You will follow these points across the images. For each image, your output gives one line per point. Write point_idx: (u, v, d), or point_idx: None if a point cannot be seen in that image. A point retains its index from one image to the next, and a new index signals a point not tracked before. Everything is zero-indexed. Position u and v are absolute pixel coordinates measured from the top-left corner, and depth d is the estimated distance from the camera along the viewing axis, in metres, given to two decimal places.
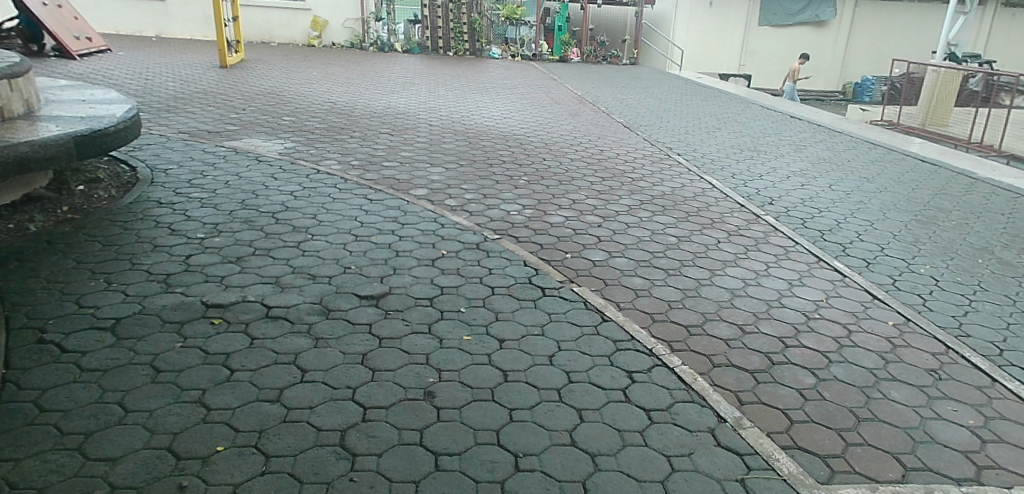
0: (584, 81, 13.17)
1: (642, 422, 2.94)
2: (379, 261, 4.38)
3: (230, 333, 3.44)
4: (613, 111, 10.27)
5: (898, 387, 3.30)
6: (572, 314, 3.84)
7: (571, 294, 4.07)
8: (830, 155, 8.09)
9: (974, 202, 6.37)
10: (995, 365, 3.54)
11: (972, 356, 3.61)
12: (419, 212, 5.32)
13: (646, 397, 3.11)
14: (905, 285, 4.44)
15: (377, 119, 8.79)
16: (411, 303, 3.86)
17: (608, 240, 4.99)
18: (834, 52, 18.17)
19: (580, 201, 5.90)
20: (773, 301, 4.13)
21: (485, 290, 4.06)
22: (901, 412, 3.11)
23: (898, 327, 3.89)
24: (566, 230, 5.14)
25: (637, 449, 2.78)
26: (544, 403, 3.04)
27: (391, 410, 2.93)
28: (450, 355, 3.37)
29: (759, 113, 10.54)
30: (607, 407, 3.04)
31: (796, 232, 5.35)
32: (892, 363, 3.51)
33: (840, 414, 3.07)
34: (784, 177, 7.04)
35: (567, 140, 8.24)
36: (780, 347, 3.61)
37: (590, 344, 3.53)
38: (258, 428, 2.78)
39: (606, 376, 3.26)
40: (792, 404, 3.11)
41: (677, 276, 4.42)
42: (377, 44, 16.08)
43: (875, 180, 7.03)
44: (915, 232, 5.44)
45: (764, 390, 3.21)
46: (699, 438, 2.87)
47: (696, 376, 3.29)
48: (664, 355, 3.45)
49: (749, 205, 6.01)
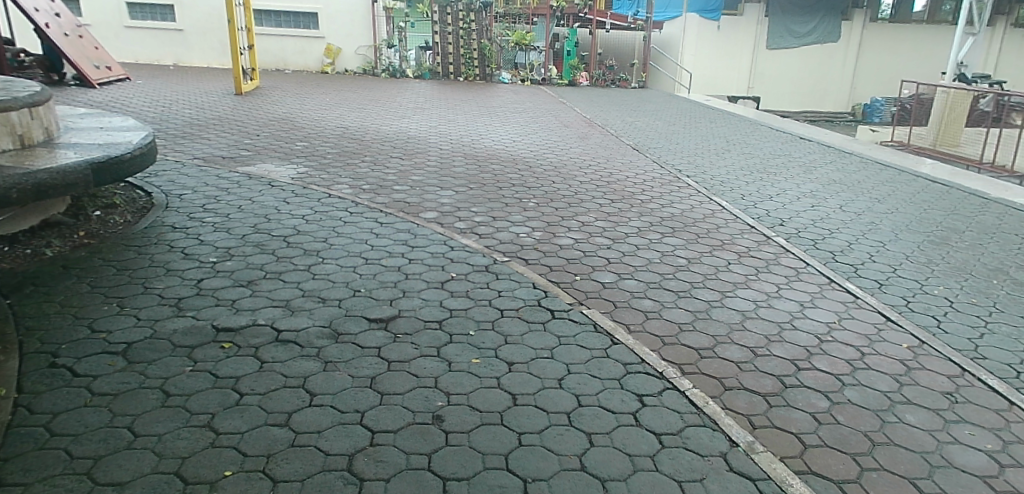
0: (593, 105, 13.25)
1: (652, 446, 2.91)
2: (388, 284, 4.39)
3: (240, 356, 3.45)
4: (622, 133, 10.31)
5: (914, 411, 3.25)
6: (581, 336, 3.82)
7: (580, 316, 4.06)
8: (840, 175, 8.07)
9: (988, 222, 6.32)
10: (1013, 388, 3.48)
11: (989, 378, 3.55)
12: (429, 235, 5.35)
13: (657, 421, 3.08)
14: (919, 306, 4.39)
15: (387, 143, 8.88)
16: (419, 325, 3.86)
17: (618, 262, 4.98)
18: (844, 73, 18.16)
19: (589, 223, 5.91)
20: (785, 323, 4.10)
21: (495, 313, 4.05)
22: (918, 436, 3.06)
23: (912, 349, 3.83)
24: (575, 252, 5.14)
25: (648, 475, 2.74)
26: (553, 427, 3.02)
27: (399, 434, 2.91)
28: (459, 378, 3.36)
29: (768, 135, 10.55)
30: (616, 431, 3.01)
31: (806, 253, 5.33)
32: (906, 385, 3.46)
33: (854, 438, 3.02)
34: (794, 198, 7.03)
35: (577, 163, 8.28)
36: (792, 369, 3.57)
37: (600, 367, 3.51)
38: (266, 452, 2.77)
39: (615, 400, 3.24)
40: (805, 428, 3.07)
41: (687, 298, 4.40)
42: (389, 70, 16.29)
43: (886, 200, 7.00)
44: (927, 253, 5.40)
45: (777, 414, 3.17)
46: (711, 463, 2.83)
47: (708, 399, 3.26)
48: (675, 378, 3.43)
49: (759, 226, 6.00)
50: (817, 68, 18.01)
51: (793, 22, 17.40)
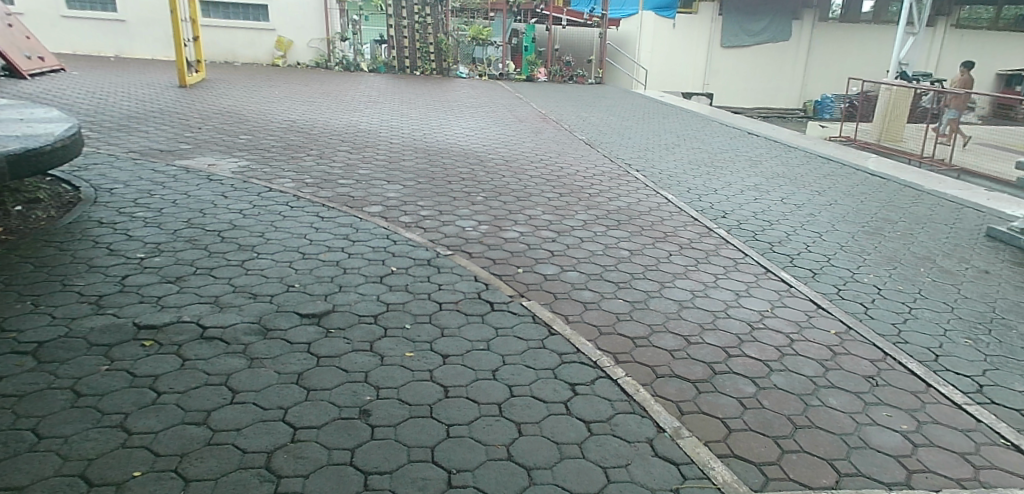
0: (549, 100, 13.34)
1: (580, 434, 2.98)
2: (325, 279, 4.36)
3: (160, 354, 3.37)
4: (575, 128, 10.43)
5: (836, 394, 3.36)
6: (518, 328, 3.87)
7: (519, 308, 4.11)
8: (782, 169, 8.36)
9: (920, 213, 6.65)
10: (931, 370, 3.59)
11: (910, 362, 3.66)
12: (371, 229, 5.32)
13: (587, 410, 3.15)
14: (848, 294, 4.59)
15: (336, 137, 8.74)
16: (354, 320, 3.85)
17: (562, 255, 5.06)
18: (795, 71, 18.74)
19: (537, 217, 5.98)
20: (719, 311, 4.24)
21: (433, 306, 4.07)
22: (837, 418, 3.16)
23: (839, 334, 3.99)
24: (520, 245, 5.20)
25: (574, 462, 2.81)
26: (482, 418, 3.05)
27: (322, 430, 2.91)
28: (390, 372, 3.36)
29: (718, 130, 10.83)
30: (546, 420, 3.07)
31: (745, 244, 5.52)
32: (831, 370, 3.59)
33: (777, 421, 3.13)
34: (738, 191, 7.26)
35: (529, 157, 8.35)
36: (722, 356, 3.69)
37: (535, 358, 3.57)
38: (179, 451, 2.73)
39: (548, 389, 3.30)
40: (730, 413, 3.17)
41: (627, 289, 4.51)
42: (342, 63, 16.02)
43: (826, 193, 7.30)
44: (861, 243, 5.66)
45: (705, 399, 3.28)
46: (637, 448, 2.91)
47: (638, 387, 3.35)
48: (608, 367, 3.51)
49: (702, 218, 6.18)
50: (769, 67, 18.50)
51: (746, 21, 17.83)
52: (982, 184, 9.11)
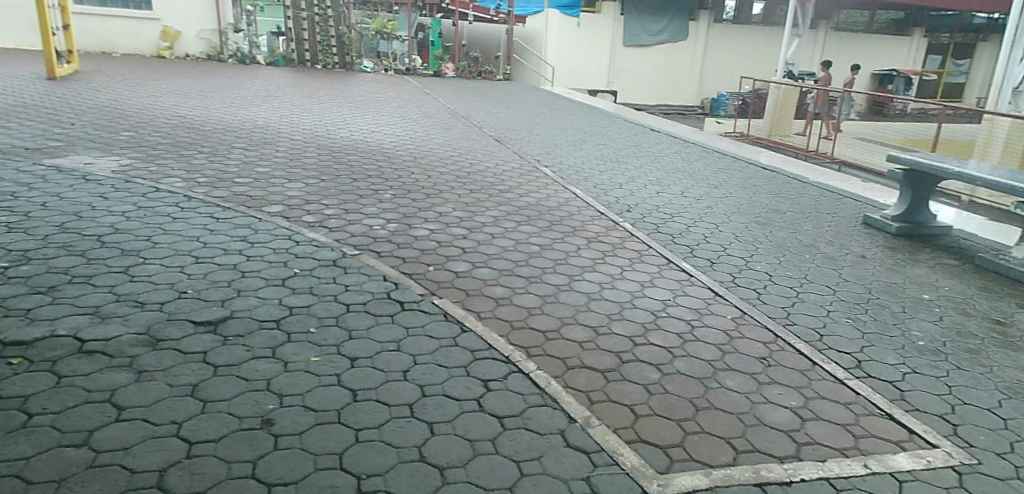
0: (455, 95, 13.31)
1: (493, 430, 3.01)
2: (221, 284, 4.19)
3: (31, 372, 3.14)
4: (484, 125, 10.46)
5: (733, 376, 3.55)
6: (429, 327, 3.86)
7: (430, 306, 4.11)
8: (682, 164, 8.73)
9: (807, 204, 7.11)
10: (816, 349, 3.86)
11: (797, 343, 3.92)
12: (271, 230, 5.16)
13: (500, 405, 3.19)
14: (743, 281, 4.86)
15: (231, 134, 8.38)
16: (253, 326, 3.72)
17: (472, 251, 5.08)
18: (693, 70, 19.51)
19: (446, 213, 5.98)
20: (626, 302, 4.39)
21: (340, 308, 4.00)
22: (734, 398, 3.35)
23: (736, 320, 4.22)
24: (430, 243, 5.18)
25: (487, 458, 2.84)
26: (393, 420, 3.03)
27: (221, 443, 2.80)
28: (295, 379, 3.28)
29: (622, 127, 11.16)
30: (459, 418, 3.08)
31: (650, 237, 5.73)
32: (728, 353, 3.79)
33: (680, 405, 3.27)
34: (642, 185, 7.52)
35: (437, 154, 8.32)
36: (629, 345, 3.83)
37: (447, 356, 3.58)
38: (57, 477, 2.56)
39: (460, 387, 3.32)
40: (637, 400, 3.30)
41: (538, 283, 4.60)
42: (236, 56, 15.38)
43: (723, 186, 7.69)
44: (755, 233, 5.99)
45: (613, 388, 3.39)
46: (549, 440, 2.97)
47: (550, 380, 3.42)
48: (520, 362, 3.56)
49: (609, 212, 6.36)
50: (670, 65, 19.20)
51: (647, 21, 18.42)
52: (860, 174, 9.81)
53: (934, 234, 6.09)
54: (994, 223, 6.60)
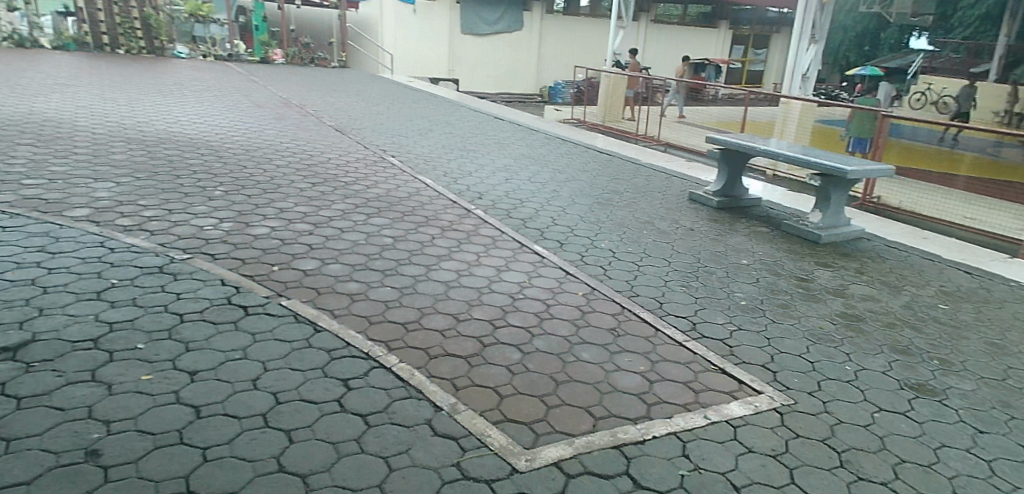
0: (288, 84, 12.74)
1: (357, 429, 2.99)
2: (15, 304, 3.77)
3: None
4: (321, 114, 10.12)
5: (588, 349, 3.77)
6: (279, 330, 3.73)
7: (277, 308, 3.96)
8: (526, 150, 9.01)
9: (644, 184, 7.62)
10: (659, 316, 4.19)
11: (643, 312, 4.23)
12: (79, 237, 4.70)
13: (362, 403, 3.17)
14: (591, 259, 5.14)
15: (19, 129, 7.46)
16: (66, 348, 3.39)
17: (320, 247, 4.95)
18: (530, 58, 20.02)
19: (287, 209, 5.75)
20: (483, 287, 4.49)
21: (172, 319, 3.75)
22: (590, 369, 3.56)
23: (587, 295, 4.47)
24: (273, 241, 4.97)
25: (353, 458, 2.82)
26: (246, 433, 2.91)
27: (33, 485, 2.55)
28: (127, 401, 3.04)
29: (466, 115, 11.29)
30: (319, 421, 3.02)
31: (502, 222, 5.88)
32: (582, 327, 4.01)
33: (542, 381, 3.43)
34: (490, 172, 7.67)
35: (272, 146, 7.94)
36: (489, 329, 3.93)
37: (301, 358, 3.48)
38: None
39: (318, 389, 3.24)
40: (501, 381, 3.41)
41: (393, 275, 4.58)
42: (14, 38, 13.66)
43: (567, 171, 8.04)
44: (599, 213, 6.34)
45: (477, 372, 3.48)
46: (417, 431, 3.00)
47: (413, 371, 3.44)
48: (381, 356, 3.55)
49: (459, 200, 6.44)
50: (508, 54, 19.61)
51: (483, 10, 18.67)
52: (683, 153, 10.58)
53: (748, 206, 6.78)
54: (793, 194, 7.44)
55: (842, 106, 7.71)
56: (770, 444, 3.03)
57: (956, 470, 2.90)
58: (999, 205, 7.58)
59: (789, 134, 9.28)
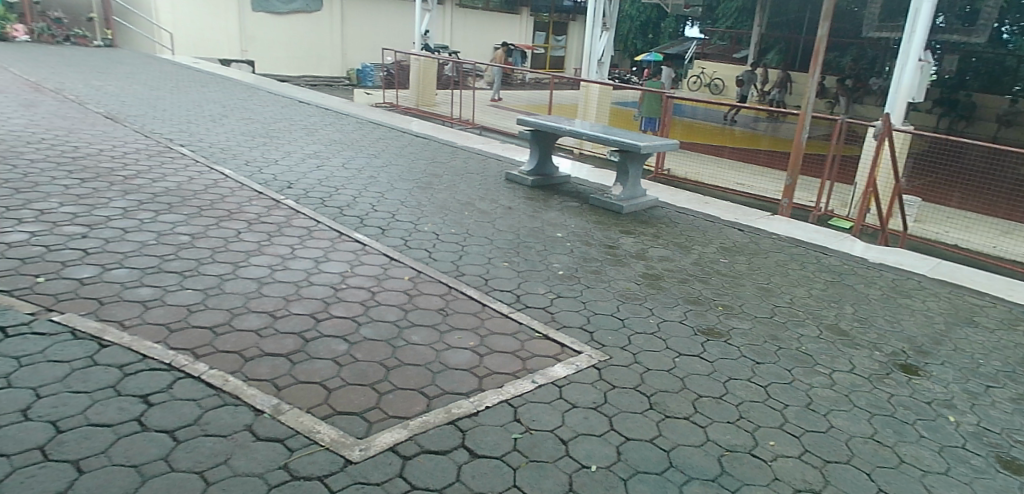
0: (44, 65, 11.23)
1: (165, 447, 2.78)
2: None
3: None
4: (86, 100, 9.05)
5: (418, 331, 3.81)
6: (53, 350, 3.33)
7: (48, 326, 3.53)
8: (336, 136, 8.75)
9: (461, 166, 7.77)
10: (485, 293, 4.34)
11: (469, 290, 4.36)
12: None
13: (168, 418, 2.94)
14: (415, 243, 5.16)
15: None
16: None
17: (99, 252, 4.47)
18: (333, 40, 19.35)
19: (51, 210, 5.11)
20: (301, 281, 4.35)
21: None
22: (420, 351, 3.61)
23: (413, 279, 4.50)
24: (36, 248, 4.41)
25: (162, 478, 2.62)
26: (18, 472, 2.58)
27: None
28: None
29: (265, 99, 10.70)
30: (114, 445, 2.76)
31: (316, 211, 5.70)
32: (410, 311, 4.05)
33: (371, 369, 3.41)
34: (298, 159, 7.37)
35: (21, 137, 6.97)
36: (312, 323, 3.83)
37: (85, 379, 3.15)
38: None
39: (110, 410, 2.96)
40: (327, 375, 3.34)
41: (195, 276, 4.27)
42: None
43: (381, 155, 7.95)
44: (417, 197, 6.36)
45: (300, 369, 3.37)
46: (235, 439, 2.86)
47: (226, 377, 3.25)
48: (187, 365, 3.31)
49: (266, 190, 6.13)
50: (309, 35, 18.81)
51: None
52: (497, 134, 10.83)
53: (559, 184, 7.16)
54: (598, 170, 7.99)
55: (632, 89, 8.38)
56: (590, 398, 3.28)
57: (741, 397, 3.34)
58: (764, 171, 8.71)
59: (592, 116, 9.91)
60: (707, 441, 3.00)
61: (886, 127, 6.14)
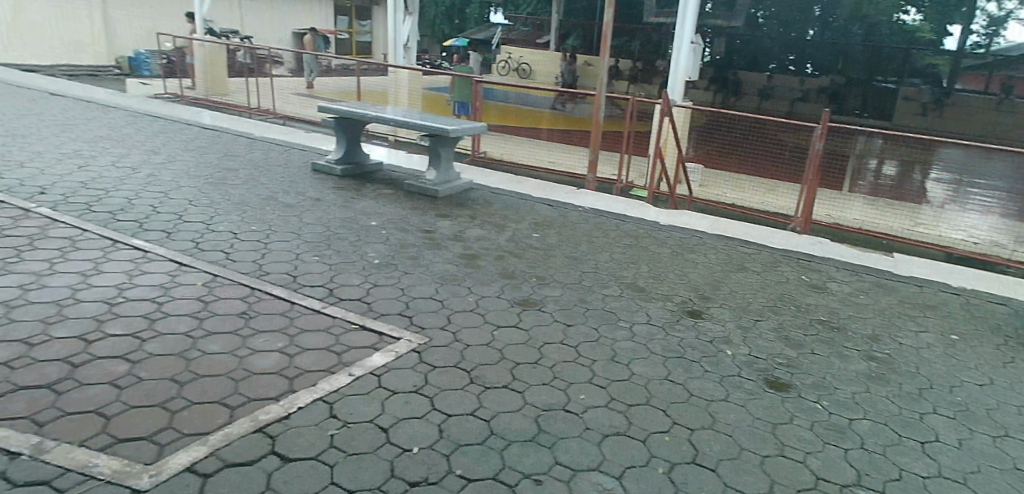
0: None
1: None
2: None
3: None
4: None
5: (216, 339, 3.51)
6: None
7: None
8: (106, 132, 7.84)
9: (257, 158, 7.35)
10: (293, 291, 4.12)
11: (274, 290, 4.11)
12: None
13: None
14: (208, 245, 4.77)
15: None
16: None
17: None
18: None
19: None
20: (66, 299, 3.82)
21: None
22: (218, 360, 3.32)
23: (208, 285, 4.14)
24: None
25: None
26: None
27: None
28: None
29: (11, 94, 9.37)
30: None
31: (82, 220, 5.06)
32: (206, 319, 3.72)
33: (161, 386, 3.08)
34: (56, 160, 6.53)
35: None
36: (81, 346, 3.35)
37: None
38: None
39: None
40: (106, 399, 2.95)
41: None
42: None
43: (163, 151, 7.30)
44: (207, 195, 5.90)
45: (69, 398, 2.94)
46: None
47: None
48: None
49: (15, 199, 5.34)
50: None
51: None
52: (303, 124, 10.26)
53: (370, 171, 7.04)
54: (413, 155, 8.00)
55: (440, 73, 8.39)
56: (409, 383, 3.22)
57: (555, 360, 3.49)
58: (568, 149, 9.18)
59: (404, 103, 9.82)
60: (526, 404, 3.10)
61: (666, 102, 6.72)
